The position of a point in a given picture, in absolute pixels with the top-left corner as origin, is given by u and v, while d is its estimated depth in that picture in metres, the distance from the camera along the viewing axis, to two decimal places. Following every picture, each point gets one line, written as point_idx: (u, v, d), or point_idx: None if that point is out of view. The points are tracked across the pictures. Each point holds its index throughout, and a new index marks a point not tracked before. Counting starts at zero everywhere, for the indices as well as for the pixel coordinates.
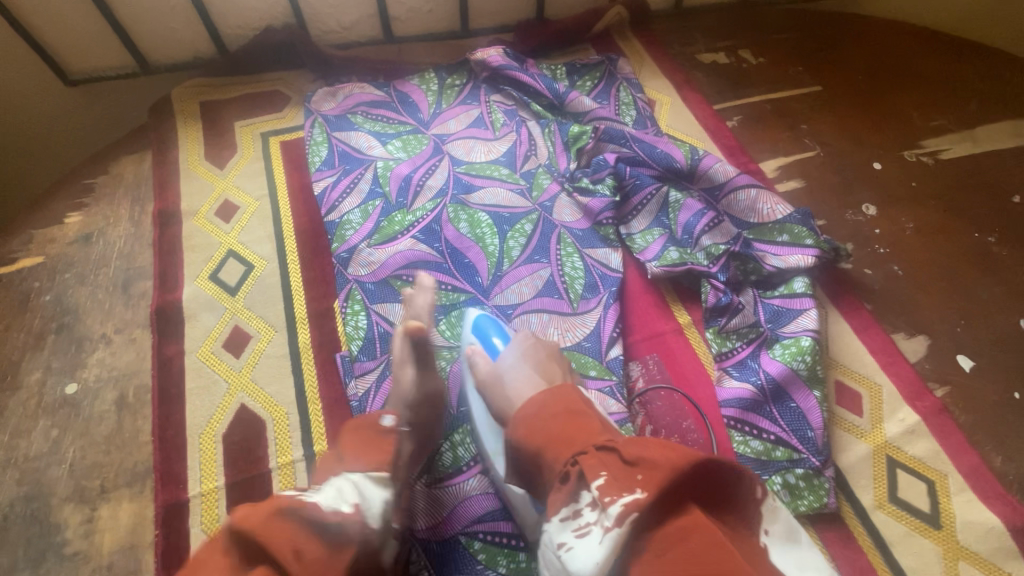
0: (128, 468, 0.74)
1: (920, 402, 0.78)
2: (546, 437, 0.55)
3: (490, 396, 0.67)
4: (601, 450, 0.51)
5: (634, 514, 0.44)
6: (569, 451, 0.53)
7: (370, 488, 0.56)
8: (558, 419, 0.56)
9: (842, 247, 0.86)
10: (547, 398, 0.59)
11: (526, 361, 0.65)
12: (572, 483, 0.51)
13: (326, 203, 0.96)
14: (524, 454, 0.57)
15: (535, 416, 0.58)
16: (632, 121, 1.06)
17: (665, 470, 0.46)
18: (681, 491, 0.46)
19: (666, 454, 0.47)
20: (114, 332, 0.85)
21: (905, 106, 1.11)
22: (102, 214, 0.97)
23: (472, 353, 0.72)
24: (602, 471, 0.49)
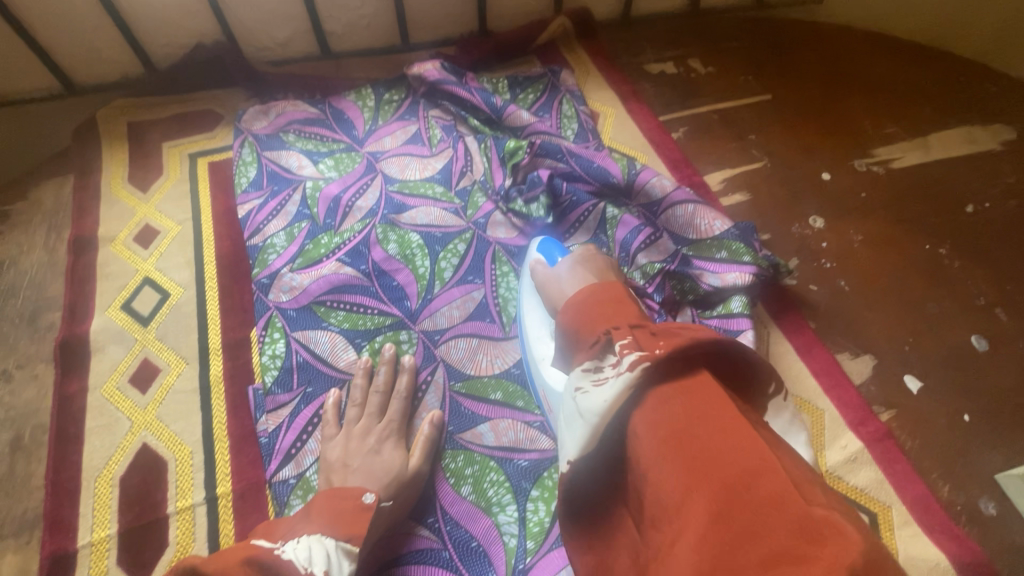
0: (16, 516, 0.69)
1: (864, 428, 0.73)
2: (587, 316, 0.54)
3: (546, 297, 0.73)
4: (632, 330, 0.51)
5: (647, 363, 0.46)
6: (604, 323, 0.53)
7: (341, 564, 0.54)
8: (601, 301, 0.55)
9: (781, 264, 0.82)
10: (594, 289, 0.57)
11: (582, 266, 0.73)
12: (601, 348, 0.51)
13: (249, 226, 0.92)
14: (562, 334, 0.57)
15: (580, 302, 0.57)
16: (574, 134, 1.03)
17: (688, 338, 0.46)
18: (697, 356, 0.47)
19: (692, 330, 0.49)
20: (15, 368, 0.80)
21: (856, 114, 1.07)
22: (16, 242, 0.93)
23: (534, 263, 0.77)
24: (628, 337, 0.49)
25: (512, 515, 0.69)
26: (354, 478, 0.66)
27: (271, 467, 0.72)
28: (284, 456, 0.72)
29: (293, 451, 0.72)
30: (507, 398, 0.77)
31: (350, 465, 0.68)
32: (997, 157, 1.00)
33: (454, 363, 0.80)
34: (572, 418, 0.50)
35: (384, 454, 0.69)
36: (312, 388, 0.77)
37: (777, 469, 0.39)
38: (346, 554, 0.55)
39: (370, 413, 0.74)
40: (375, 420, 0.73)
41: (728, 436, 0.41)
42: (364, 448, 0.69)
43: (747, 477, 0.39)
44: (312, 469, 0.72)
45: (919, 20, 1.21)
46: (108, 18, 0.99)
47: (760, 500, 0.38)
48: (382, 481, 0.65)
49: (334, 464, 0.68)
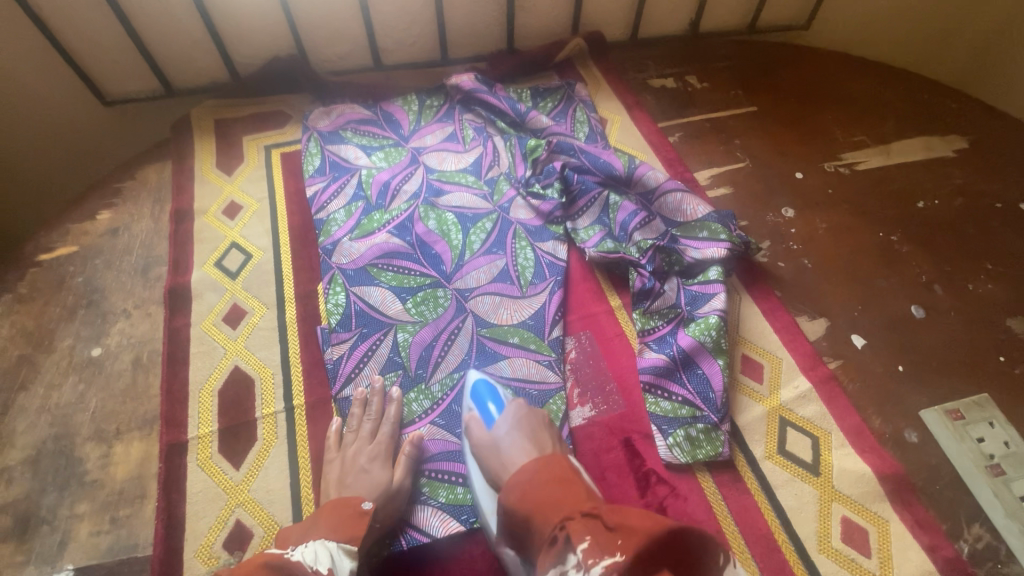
0: (140, 414, 0.89)
1: (813, 372, 0.90)
2: (540, 502, 0.68)
3: (489, 464, 0.78)
4: (587, 523, 0.62)
5: (614, 570, 0.55)
6: (557, 518, 0.65)
7: (341, 560, 0.69)
8: (547, 485, 0.70)
9: (751, 242, 1.01)
10: (537, 467, 0.72)
11: (518, 429, 0.78)
12: (559, 546, 0.61)
13: (316, 204, 1.13)
14: (518, 517, 0.69)
15: (525, 484, 0.71)
16: (585, 137, 1.22)
17: (642, 535, 0.57)
18: (657, 558, 0.56)
19: (643, 524, 0.58)
20: (133, 307, 1.01)
21: (829, 124, 1.25)
22: (128, 212, 1.14)
23: (469, 421, 0.83)
24: (588, 538, 0.59)
25: None
26: (349, 492, 0.79)
27: (336, 386, 0.91)
28: (345, 377, 0.91)
29: (352, 374, 0.92)
30: (523, 342, 0.95)
31: (345, 482, 0.80)
32: (948, 163, 1.17)
33: (481, 314, 0.98)
34: None
35: (372, 471, 0.80)
36: (367, 328, 0.96)
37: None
38: (348, 552, 0.70)
39: (363, 437, 0.85)
40: (367, 441, 0.84)
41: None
42: (356, 467, 0.81)
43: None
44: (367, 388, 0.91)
45: (889, 41, 1.39)
46: (207, 35, 1.22)
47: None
48: (372, 491, 0.78)
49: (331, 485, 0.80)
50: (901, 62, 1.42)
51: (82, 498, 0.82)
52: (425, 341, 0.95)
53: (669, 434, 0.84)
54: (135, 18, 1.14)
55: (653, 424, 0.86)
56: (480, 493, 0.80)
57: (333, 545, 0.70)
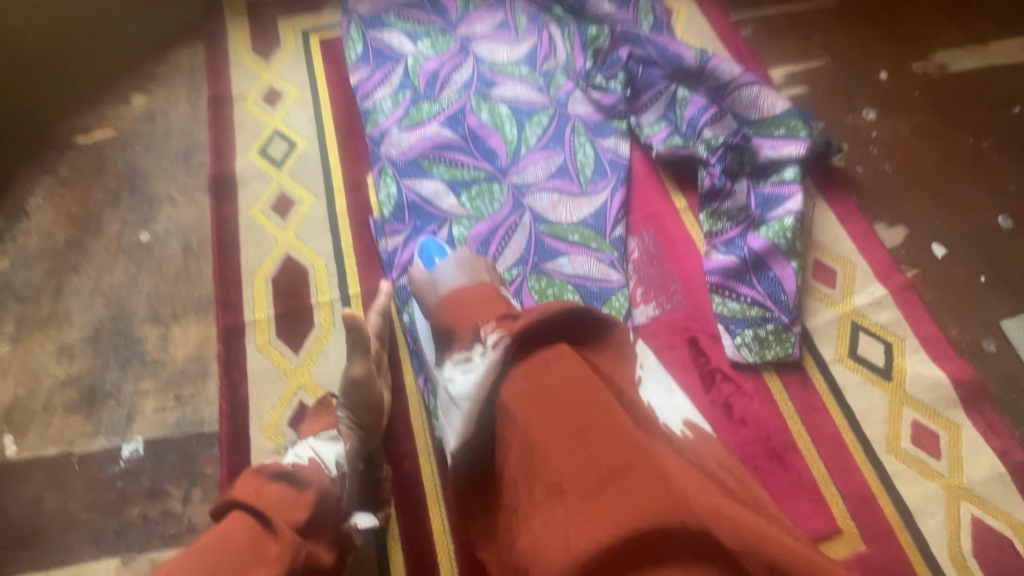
0: (195, 299, 0.88)
1: (889, 280, 0.86)
2: (462, 315, 0.60)
3: (425, 298, 0.72)
4: (500, 321, 0.56)
5: (506, 341, 0.53)
6: (475, 320, 0.58)
7: (325, 447, 0.69)
8: (474, 302, 0.61)
9: (833, 142, 0.94)
10: (466, 291, 0.63)
11: (458, 267, 0.71)
12: (471, 339, 0.57)
13: (361, 93, 1.06)
14: (443, 331, 0.62)
15: (454, 302, 0.62)
16: (650, 27, 1.10)
17: (537, 315, 0.54)
18: (549, 333, 0.54)
19: (546, 306, 0.55)
20: (178, 194, 0.97)
21: (920, 21, 1.13)
22: (163, 97, 1.08)
23: (412, 267, 0.77)
24: (493, 324, 0.56)
25: None
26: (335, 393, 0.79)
27: (391, 275, 0.89)
28: (401, 269, 0.89)
29: (408, 266, 0.89)
30: (583, 240, 0.91)
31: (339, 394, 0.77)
32: None
33: (539, 210, 0.94)
34: (452, 404, 0.59)
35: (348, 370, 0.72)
36: (421, 222, 0.92)
37: (626, 432, 0.46)
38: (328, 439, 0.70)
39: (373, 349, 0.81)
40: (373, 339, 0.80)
41: (588, 401, 0.47)
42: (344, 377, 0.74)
43: (595, 427, 0.46)
44: None
45: None
46: None
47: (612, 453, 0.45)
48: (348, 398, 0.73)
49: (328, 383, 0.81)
50: None
51: (146, 376, 0.82)
52: (483, 236, 0.92)
53: (736, 334, 0.82)
54: None
55: (719, 325, 0.83)
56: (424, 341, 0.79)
57: (313, 440, 0.70)
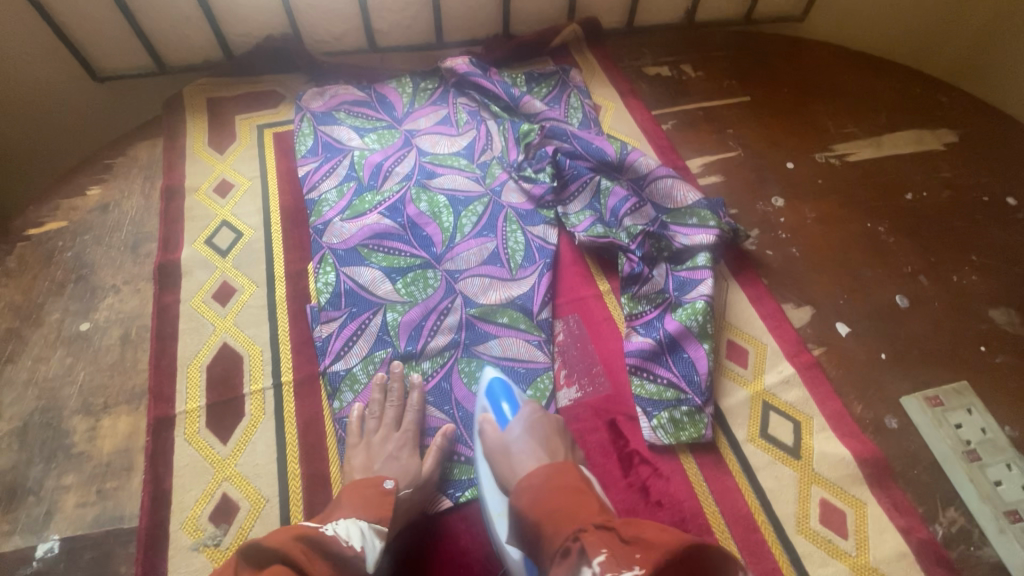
0: (128, 389, 0.89)
1: (798, 358, 0.91)
2: (546, 512, 0.65)
3: (499, 467, 0.76)
4: (598, 527, 0.60)
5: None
6: (570, 529, 0.61)
7: (372, 539, 0.67)
8: (559, 491, 0.67)
9: (740, 230, 1.01)
10: (550, 472, 0.70)
11: (531, 433, 0.77)
12: (574, 556, 0.58)
13: (308, 184, 1.13)
14: (529, 523, 0.66)
15: (538, 488, 0.68)
16: (578, 123, 1.22)
17: (659, 550, 0.54)
18: (674, 575, 0.53)
19: (658, 536, 0.57)
20: (123, 283, 1.00)
21: (821, 116, 1.25)
22: (118, 189, 1.13)
23: (483, 421, 0.82)
24: (602, 551, 0.57)
25: None
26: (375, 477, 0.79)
27: (325, 362, 0.92)
28: (335, 354, 0.92)
29: (342, 352, 0.92)
30: (512, 322, 0.96)
31: (372, 467, 0.80)
32: (938, 157, 1.18)
33: (470, 295, 0.99)
34: None
35: (401, 459, 0.81)
36: (357, 308, 0.96)
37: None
38: (377, 532, 0.69)
39: (387, 424, 0.85)
40: (391, 429, 0.84)
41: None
42: (385, 452, 0.81)
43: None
44: (357, 366, 0.92)
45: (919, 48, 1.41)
46: (199, 12, 1.21)
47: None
48: (402, 477, 0.79)
49: (358, 468, 0.80)
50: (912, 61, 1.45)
51: (69, 470, 0.82)
52: (416, 319, 0.96)
53: (653, 416, 0.85)
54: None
55: (637, 407, 0.87)
56: (487, 494, 0.79)
57: (368, 525, 0.69)
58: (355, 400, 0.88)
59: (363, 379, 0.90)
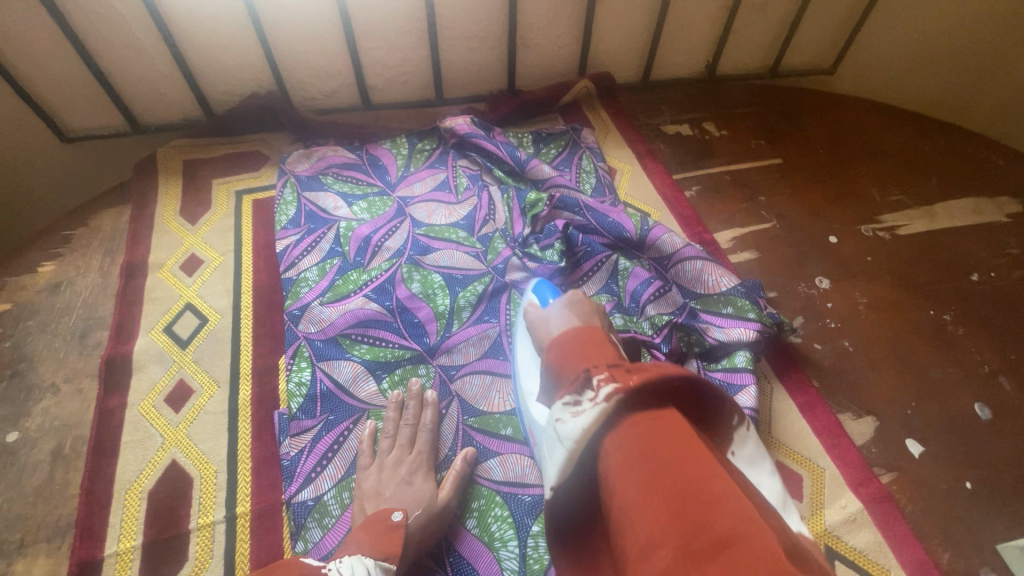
0: (51, 522, 0.74)
1: (863, 488, 0.75)
2: (571, 350, 0.59)
3: (537, 333, 0.78)
4: (611, 367, 0.54)
5: (619, 395, 0.50)
6: (584, 363, 0.57)
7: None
8: (582, 342, 0.60)
9: (785, 322, 0.86)
10: (575, 334, 0.62)
11: (570, 309, 0.76)
12: (579, 381, 0.55)
13: (285, 260, 0.99)
14: (547, 369, 0.61)
15: (563, 342, 0.61)
16: (591, 189, 1.09)
17: (655, 372, 0.51)
18: (666, 393, 0.51)
19: (662, 364, 0.53)
20: (63, 382, 0.86)
21: (863, 180, 1.12)
22: (73, 264, 1.01)
23: (529, 305, 0.83)
24: (605, 372, 0.53)
25: (513, 549, 0.73)
26: (388, 506, 0.71)
27: (290, 489, 0.76)
28: (303, 478, 0.77)
29: (313, 474, 0.77)
30: (516, 434, 0.83)
31: (383, 494, 0.73)
32: (1002, 229, 1.04)
33: (468, 399, 0.86)
34: (554, 444, 0.55)
35: (415, 484, 0.74)
36: (334, 416, 0.82)
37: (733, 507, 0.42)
38: (384, 571, 0.62)
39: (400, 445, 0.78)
40: (406, 450, 0.77)
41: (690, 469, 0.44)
42: (397, 478, 0.74)
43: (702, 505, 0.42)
44: (330, 493, 0.76)
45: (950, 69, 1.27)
46: (177, 70, 1.10)
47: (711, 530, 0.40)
48: (411, 499, 0.72)
49: (368, 495, 0.72)
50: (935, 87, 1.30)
51: None
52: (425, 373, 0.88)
53: None
54: (101, 54, 1.05)
55: None
56: (527, 374, 0.81)
57: (373, 564, 0.61)
58: (323, 541, 0.72)
59: (334, 511, 0.74)
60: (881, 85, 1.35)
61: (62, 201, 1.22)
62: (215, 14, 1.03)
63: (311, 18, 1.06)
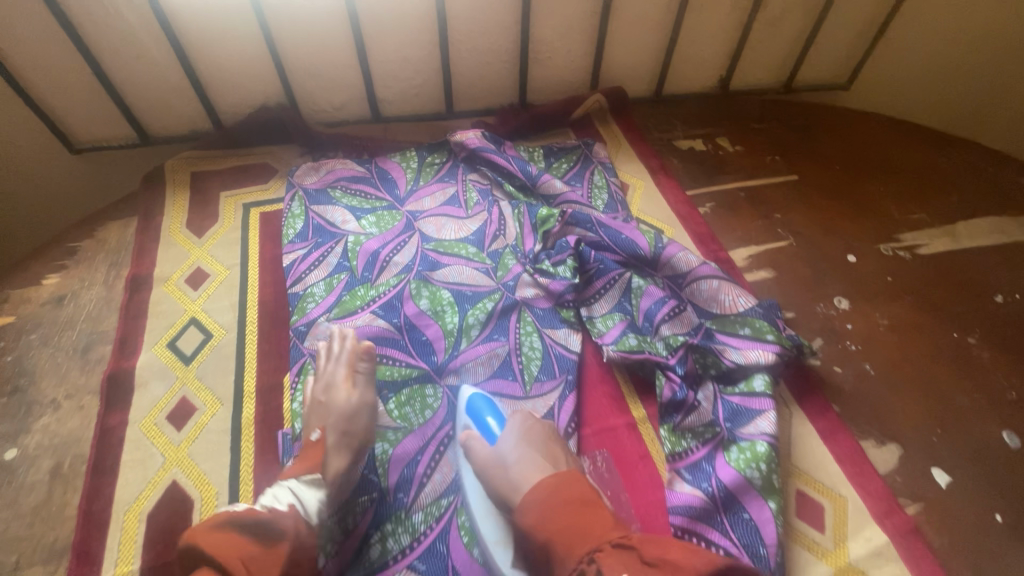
0: (47, 544, 0.72)
1: (889, 520, 0.72)
2: (556, 528, 0.62)
3: (491, 480, 0.71)
4: (617, 547, 0.58)
5: None
6: (586, 546, 0.59)
7: (306, 492, 0.68)
8: (568, 508, 0.64)
9: (804, 345, 0.84)
10: (556, 484, 0.67)
11: (526, 441, 0.73)
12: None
13: (292, 275, 0.98)
14: (537, 541, 0.64)
15: (541, 501, 0.66)
16: (603, 205, 1.07)
17: (686, 572, 0.53)
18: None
19: (681, 555, 0.55)
20: (64, 398, 0.85)
21: (881, 199, 1.10)
22: (78, 277, 1.00)
23: (467, 438, 0.75)
24: (624, 574, 0.54)
25: None
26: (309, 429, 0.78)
27: None
28: None
29: None
30: None
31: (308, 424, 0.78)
32: None
33: None
34: None
35: (333, 398, 0.79)
36: None
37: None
38: (310, 481, 0.69)
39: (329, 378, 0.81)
40: (321, 383, 0.81)
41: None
42: (315, 398, 0.80)
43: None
44: None
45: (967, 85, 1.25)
46: (186, 83, 1.10)
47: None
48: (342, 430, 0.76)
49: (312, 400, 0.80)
50: (952, 103, 1.29)
51: None
52: (407, 459, 0.79)
53: None
54: (111, 66, 1.05)
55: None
56: (479, 518, 0.74)
57: (294, 481, 0.69)
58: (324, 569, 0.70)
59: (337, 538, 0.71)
60: (897, 94, 1.33)
61: (69, 213, 1.21)
62: (224, 27, 1.02)
63: (321, 31, 1.06)
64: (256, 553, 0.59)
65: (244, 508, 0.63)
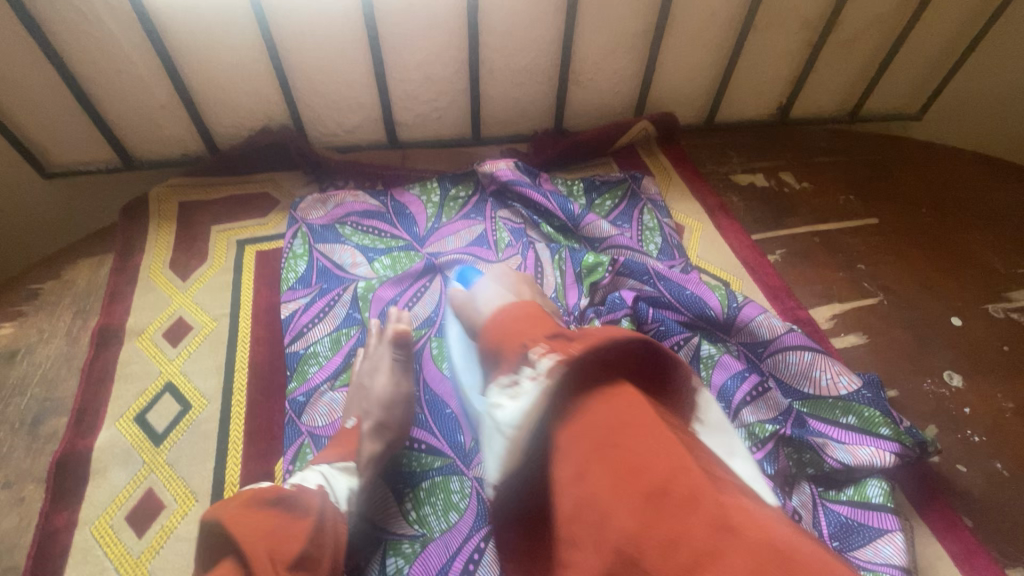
0: None
1: None
2: (508, 333, 0.56)
3: (464, 318, 0.69)
4: (551, 338, 0.52)
5: (561, 368, 0.47)
6: (520, 339, 0.54)
7: (339, 479, 0.62)
8: (522, 320, 0.57)
9: (929, 442, 0.68)
10: (512, 309, 0.59)
11: (497, 281, 0.70)
12: (518, 357, 0.53)
13: (291, 329, 0.82)
14: (486, 352, 0.58)
15: (501, 321, 0.59)
16: (657, 251, 0.91)
17: (601, 340, 0.48)
18: (613, 364, 0.48)
19: (607, 332, 0.50)
20: (2, 487, 0.69)
21: (982, 248, 0.95)
22: (36, 327, 0.84)
23: (453, 291, 0.75)
24: (544, 345, 0.51)
25: None
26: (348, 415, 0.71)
27: None
28: None
29: None
30: None
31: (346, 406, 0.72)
32: None
33: None
34: (493, 433, 0.51)
35: (372, 386, 0.72)
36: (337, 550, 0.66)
37: (685, 462, 0.42)
38: (345, 470, 0.63)
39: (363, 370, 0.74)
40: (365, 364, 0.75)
41: (648, 445, 0.43)
42: (359, 381, 0.73)
43: (654, 474, 0.41)
44: None
45: None
46: (176, 100, 0.95)
47: (665, 496, 0.40)
48: (380, 417, 0.69)
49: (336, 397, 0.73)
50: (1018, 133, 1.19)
51: None
52: None
53: None
54: (90, 82, 0.90)
55: None
56: (460, 368, 0.72)
57: (327, 467, 0.62)
58: None
59: None
60: (973, 121, 1.19)
61: (39, 244, 1.05)
62: (220, 36, 0.88)
63: (333, 43, 0.91)
64: (279, 528, 0.50)
65: (266, 486, 0.54)
